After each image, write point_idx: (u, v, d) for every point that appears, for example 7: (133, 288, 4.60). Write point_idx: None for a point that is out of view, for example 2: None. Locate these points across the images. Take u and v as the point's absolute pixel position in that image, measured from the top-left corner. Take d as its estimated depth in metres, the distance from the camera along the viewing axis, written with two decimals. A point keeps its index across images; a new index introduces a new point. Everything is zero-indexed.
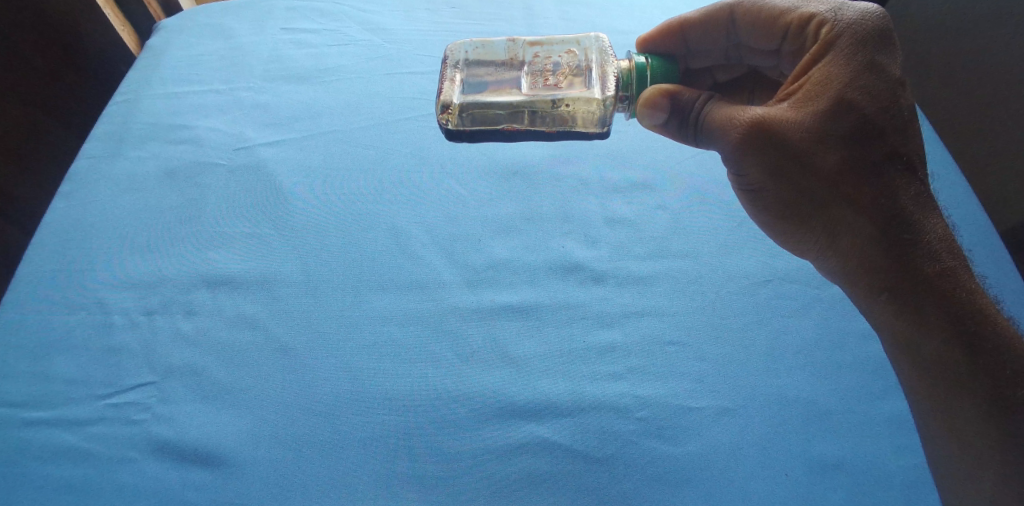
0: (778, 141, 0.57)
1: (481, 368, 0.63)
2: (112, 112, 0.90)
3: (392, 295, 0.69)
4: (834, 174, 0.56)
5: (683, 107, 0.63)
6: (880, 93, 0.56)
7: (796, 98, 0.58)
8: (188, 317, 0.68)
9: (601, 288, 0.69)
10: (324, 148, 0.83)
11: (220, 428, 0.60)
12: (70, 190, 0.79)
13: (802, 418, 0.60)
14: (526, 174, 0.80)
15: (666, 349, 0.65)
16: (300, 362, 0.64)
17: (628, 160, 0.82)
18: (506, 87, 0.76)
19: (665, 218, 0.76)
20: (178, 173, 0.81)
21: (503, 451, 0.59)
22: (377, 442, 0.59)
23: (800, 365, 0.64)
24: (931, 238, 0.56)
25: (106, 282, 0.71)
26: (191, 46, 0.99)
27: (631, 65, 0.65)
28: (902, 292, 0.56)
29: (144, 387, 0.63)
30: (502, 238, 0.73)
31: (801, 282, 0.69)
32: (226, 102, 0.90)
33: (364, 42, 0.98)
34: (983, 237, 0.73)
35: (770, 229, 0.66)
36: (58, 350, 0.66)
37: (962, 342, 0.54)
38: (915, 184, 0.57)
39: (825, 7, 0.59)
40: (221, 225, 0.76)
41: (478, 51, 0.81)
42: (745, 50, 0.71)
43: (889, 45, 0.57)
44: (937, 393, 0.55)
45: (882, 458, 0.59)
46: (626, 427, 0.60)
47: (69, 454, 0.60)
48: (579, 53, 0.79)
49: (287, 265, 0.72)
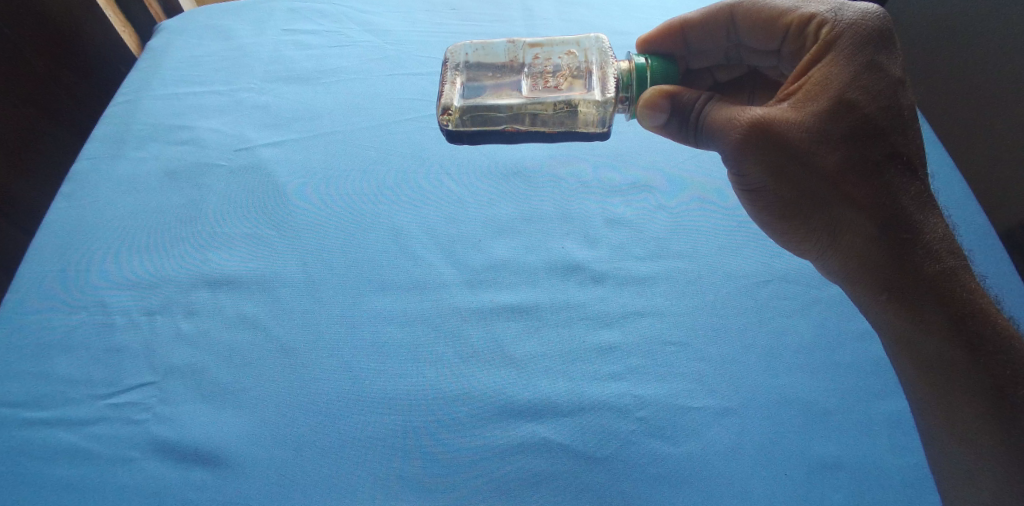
0: (778, 141, 0.57)
1: (480, 368, 0.63)
2: (113, 113, 0.90)
3: (391, 296, 0.69)
4: (834, 174, 0.56)
5: (683, 108, 0.63)
6: (880, 93, 0.56)
7: (796, 99, 0.57)
8: (189, 317, 0.68)
9: (600, 288, 0.69)
10: (324, 149, 0.83)
11: (220, 428, 0.60)
12: (72, 191, 0.80)
13: (802, 418, 0.60)
14: (527, 175, 0.80)
15: (666, 349, 0.65)
16: (300, 362, 0.64)
17: (628, 161, 0.82)
18: (506, 89, 0.76)
19: (665, 219, 0.76)
20: (180, 173, 0.82)
21: (503, 451, 0.59)
22: (377, 442, 0.59)
23: (799, 365, 0.64)
24: (930, 237, 0.56)
25: (106, 283, 0.71)
26: (192, 47, 0.99)
27: (630, 66, 0.66)
28: (902, 291, 0.56)
29: (144, 387, 0.63)
30: (502, 239, 0.73)
31: (801, 282, 0.69)
32: (227, 103, 0.90)
33: (365, 43, 0.98)
34: (983, 237, 0.73)
35: (770, 229, 0.66)
36: (58, 350, 0.66)
37: (962, 342, 0.53)
38: (915, 183, 0.57)
39: (825, 7, 0.59)
40: (222, 225, 0.76)
41: (478, 53, 0.81)
42: (745, 50, 0.71)
43: (888, 45, 0.57)
44: (938, 393, 0.55)
45: (882, 458, 0.59)
46: (626, 427, 0.60)
47: (71, 454, 0.60)
48: (579, 54, 0.79)
49: (288, 265, 0.72)
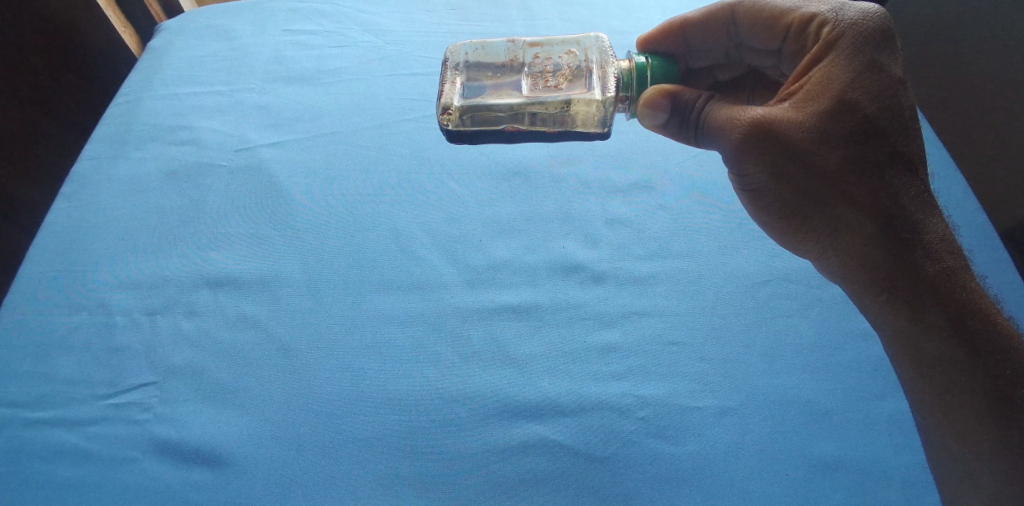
0: (778, 141, 0.57)
1: (481, 368, 0.63)
2: (113, 113, 0.90)
3: (392, 296, 0.69)
4: (835, 174, 0.56)
5: (683, 107, 0.62)
6: (881, 93, 0.56)
7: (797, 99, 0.57)
8: (189, 317, 0.68)
9: (601, 288, 0.69)
10: (324, 149, 0.83)
11: (221, 428, 0.61)
12: (73, 191, 0.80)
13: (802, 418, 0.60)
14: (527, 175, 0.80)
15: (666, 349, 0.65)
16: (301, 362, 0.64)
17: (628, 161, 0.82)
18: (506, 89, 0.76)
19: (666, 219, 0.76)
20: (180, 173, 0.82)
21: (504, 451, 0.59)
22: (378, 442, 0.60)
23: (800, 365, 0.64)
24: (931, 238, 0.56)
25: (107, 283, 0.71)
26: (193, 48, 0.99)
27: (631, 65, 0.65)
28: (902, 291, 0.56)
29: (145, 387, 0.63)
30: (503, 239, 0.73)
31: (801, 282, 0.69)
32: (227, 104, 0.90)
33: (365, 43, 0.98)
34: (983, 237, 0.73)
35: (770, 229, 0.66)
36: (59, 350, 0.66)
37: (962, 342, 0.53)
38: (916, 183, 0.57)
39: (825, 7, 0.59)
40: (222, 226, 0.76)
41: (477, 52, 0.81)
42: (746, 50, 0.71)
43: (889, 45, 0.57)
44: (938, 393, 0.55)
45: (882, 457, 0.59)
46: (627, 427, 0.60)
47: (72, 454, 0.60)
48: (579, 53, 0.79)
49: (289, 265, 0.72)
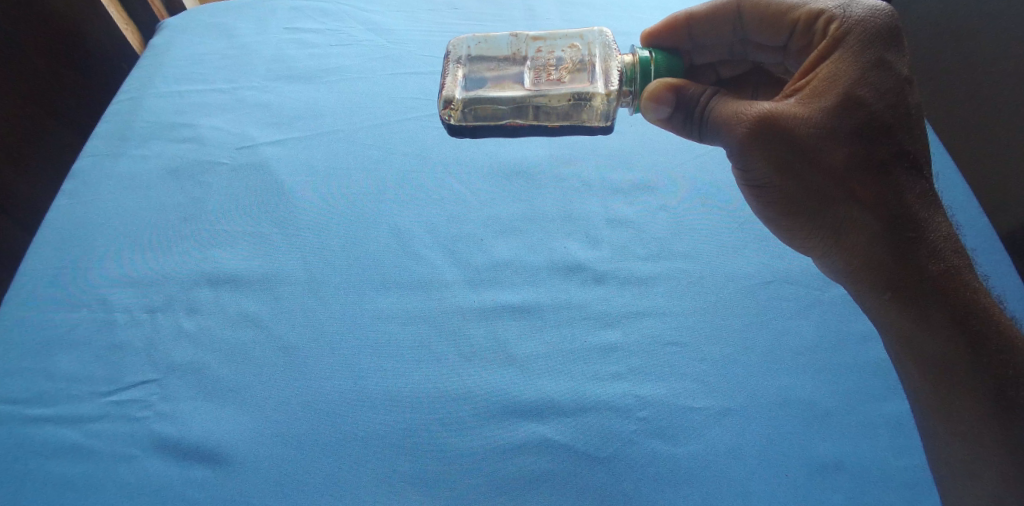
0: (785, 137, 0.56)
1: (481, 367, 0.63)
2: (114, 111, 0.90)
3: (391, 295, 0.69)
4: (842, 172, 0.56)
5: (687, 102, 0.62)
6: (887, 91, 0.55)
7: (803, 95, 0.57)
8: (190, 315, 0.68)
9: (602, 288, 0.69)
10: (324, 147, 0.83)
11: (220, 425, 0.60)
12: (74, 188, 0.80)
13: (802, 419, 0.60)
14: (528, 175, 0.79)
15: (667, 349, 0.64)
16: (299, 361, 0.64)
17: (629, 160, 0.81)
18: (507, 82, 0.77)
19: (666, 220, 0.75)
20: (181, 171, 0.81)
21: (504, 449, 0.58)
22: (377, 440, 0.59)
23: (800, 366, 0.63)
24: (934, 237, 0.56)
25: (107, 280, 0.71)
26: (194, 46, 0.99)
27: (633, 60, 0.66)
28: (907, 290, 0.55)
29: (145, 385, 0.63)
30: (503, 238, 0.73)
31: (802, 284, 0.69)
32: (228, 102, 0.90)
33: (365, 42, 0.98)
34: (985, 239, 0.73)
35: (773, 225, 0.66)
36: (59, 348, 0.66)
37: (965, 342, 0.53)
38: (920, 182, 0.57)
39: (834, 3, 0.59)
40: (222, 224, 0.76)
41: (479, 47, 0.85)
42: (750, 46, 0.71)
43: (897, 43, 0.57)
44: (940, 392, 0.55)
45: (883, 459, 0.58)
46: (627, 427, 0.60)
47: (71, 450, 0.60)
48: (582, 48, 0.79)
49: (289, 264, 0.72)
